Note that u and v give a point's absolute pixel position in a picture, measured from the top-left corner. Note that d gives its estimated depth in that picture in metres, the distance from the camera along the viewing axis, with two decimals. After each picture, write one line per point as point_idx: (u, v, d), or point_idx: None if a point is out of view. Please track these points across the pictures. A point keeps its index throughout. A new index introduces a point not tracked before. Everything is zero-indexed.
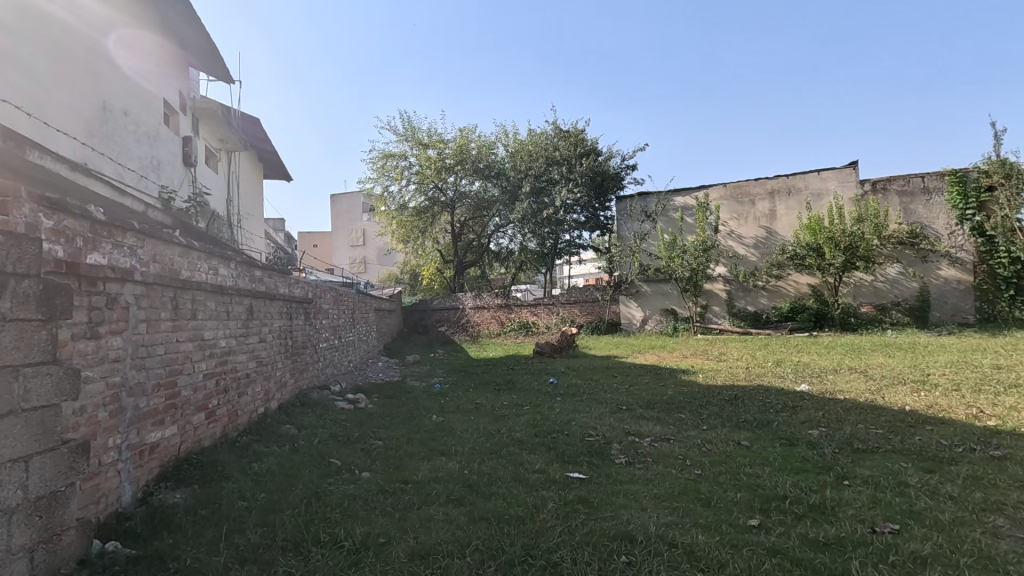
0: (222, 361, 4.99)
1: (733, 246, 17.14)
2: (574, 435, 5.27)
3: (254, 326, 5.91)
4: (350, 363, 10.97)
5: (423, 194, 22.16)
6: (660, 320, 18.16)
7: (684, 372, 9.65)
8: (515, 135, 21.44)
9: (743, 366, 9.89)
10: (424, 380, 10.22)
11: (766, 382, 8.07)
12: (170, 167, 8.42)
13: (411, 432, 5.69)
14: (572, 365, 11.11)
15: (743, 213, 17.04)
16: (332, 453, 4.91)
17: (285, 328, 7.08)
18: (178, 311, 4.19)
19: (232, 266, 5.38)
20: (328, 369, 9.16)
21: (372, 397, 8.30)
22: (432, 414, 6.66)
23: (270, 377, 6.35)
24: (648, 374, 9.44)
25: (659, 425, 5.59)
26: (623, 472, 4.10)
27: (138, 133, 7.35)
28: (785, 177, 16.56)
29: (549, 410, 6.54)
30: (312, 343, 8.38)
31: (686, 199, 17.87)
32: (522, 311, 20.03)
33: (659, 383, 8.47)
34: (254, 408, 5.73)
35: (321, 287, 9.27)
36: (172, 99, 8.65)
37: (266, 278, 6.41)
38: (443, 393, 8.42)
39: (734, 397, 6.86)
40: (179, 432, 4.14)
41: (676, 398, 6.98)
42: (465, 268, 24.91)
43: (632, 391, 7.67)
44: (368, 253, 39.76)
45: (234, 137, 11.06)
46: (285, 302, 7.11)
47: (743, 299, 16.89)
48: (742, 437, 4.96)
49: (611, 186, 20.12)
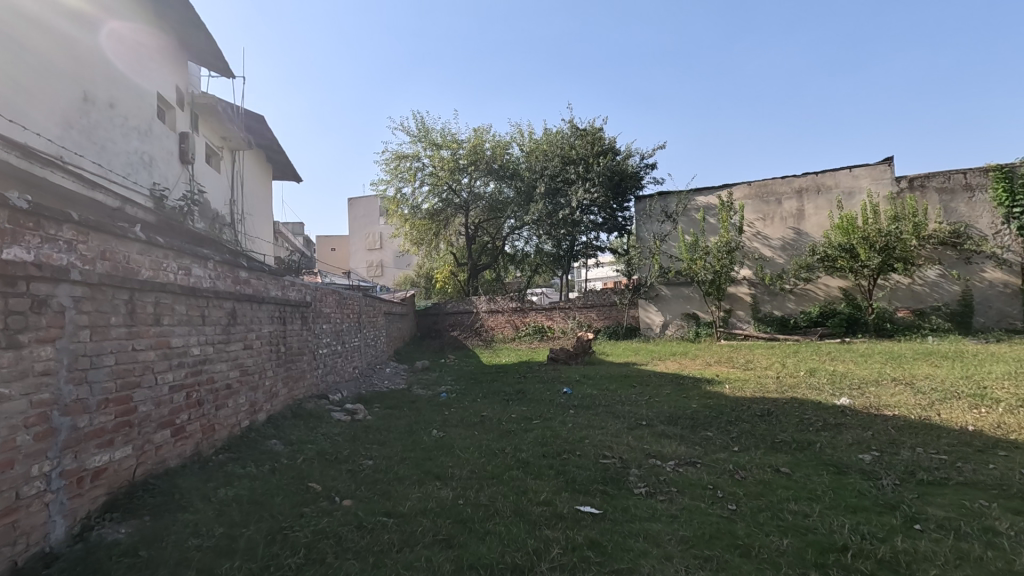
0: (195, 371, 4.51)
1: (758, 247, 16.33)
2: (588, 457, 4.65)
3: (237, 333, 5.43)
4: (355, 369, 10.52)
5: (437, 195, 21.74)
6: (680, 326, 17.39)
7: (708, 381, 8.95)
8: (531, 135, 20.89)
9: (773, 375, 9.15)
10: (430, 388, 9.70)
11: (801, 394, 7.36)
12: (163, 164, 8.05)
13: (406, 449, 5.15)
14: (588, 373, 10.48)
15: (769, 213, 16.22)
16: (314, 475, 4.38)
17: (277, 334, 6.61)
18: (136, 316, 3.71)
19: (211, 266, 4.91)
20: (328, 377, 8.70)
21: (373, 407, 7.80)
22: (433, 429, 6.11)
23: (258, 387, 5.88)
24: (669, 384, 8.78)
25: (683, 445, 4.97)
26: (643, 507, 3.47)
27: (125, 128, 6.96)
28: (814, 175, 15.70)
29: (559, 426, 5.94)
30: (310, 349, 7.93)
31: (709, 199, 17.09)
32: (538, 315, 19.46)
33: (681, 394, 7.81)
34: (235, 422, 5.24)
35: (322, 290, 8.81)
36: (167, 94, 8.28)
37: (253, 280, 5.92)
38: (448, 403, 7.88)
39: (766, 412, 6.18)
40: (135, 454, 3.64)
41: (701, 413, 6.33)
42: (480, 271, 24.42)
43: (652, 404, 7.03)
44: (384, 257, 39.55)
45: (237, 135, 10.71)
46: (278, 306, 6.64)
47: (770, 304, 16.05)
48: (781, 462, 4.30)
49: (629, 185, 19.40)
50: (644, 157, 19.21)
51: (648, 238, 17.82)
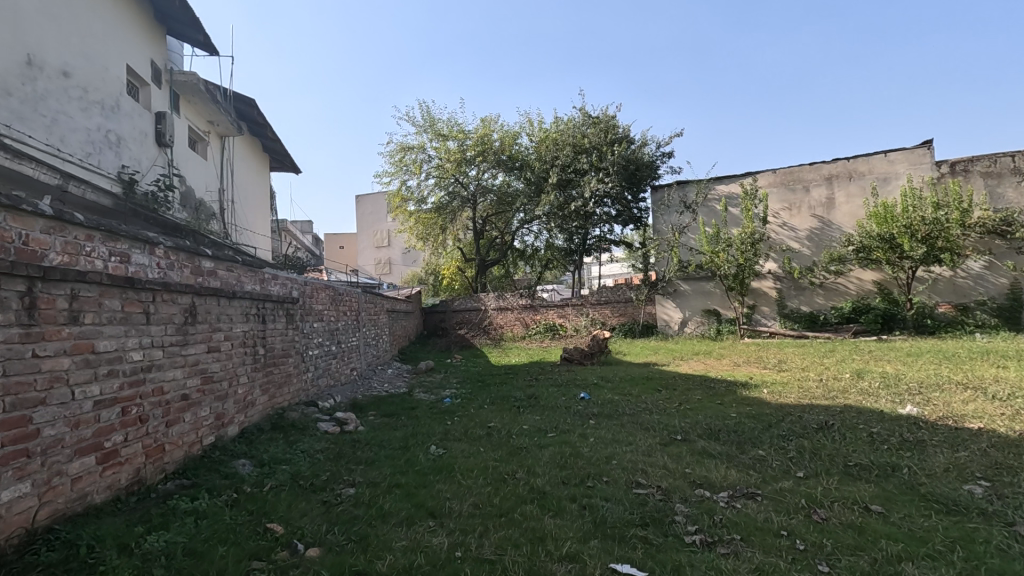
0: (134, 381, 3.68)
1: (784, 239, 15.28)
2: (619, 488, 3.76)
3: (198, 333, 4.60)
4: (353, 371, 9.72)
5: (444, 188, 20.98)
6: (700, 323, 16.43)
7: (743, 385, 7.99)
8: (540, 124, 19.98)
9: (815, 379, 8.18)
10: (434, 392, 8.84)
11: (856, 401, 6.42)
12: (135, 145, 7.24)
13: (397, 473, 4.28)
14: (606, 376, 9.56)
15: (795, 202, 15.16)
16: (279, 510, 3.54)
17: (254, 334, 5.78)
18: (37, 314, 2.87)
19: (160, 253, 4.07)
20: (320, 381, 7.89)
21: (368, 416, 6.97)
22: (432, 444, 5.26)
23: (227, 396, 5.05)
24: (699, 387, 7.86)
25: (733, 469, 4.07)
26: (701, 567, 2.59)
27: (83, 101, 6.17)
28: (846, 161, 14.64)
29: (579, 442, 5.06)
30: (298, 350, 7.10)
31: (730, 187, 16.09)
32: (549, 312, 18.62)
33: (715, 400, 6.87)
34: (193, 440, 4.41)
35: (314, 285, 7.98)
36: (140, 68, 7.48)
37: (221, 271, 5.08)
38: (451, 411, 7.02)
39: (824, 423, 5.26)
40: (35, 492, 2.80)
41: (745, 425, 5.39)
42: (489, 267, 23.56)
43: (686, 413, 6.13)
44: (392, 254, 38.85)
45: (224, 118, 9.91)
46: (254, 302, 5.81)
47: (797, 299, 15.03)
48: (866, 496, 3.40)
49: (645, 175, 18.37)
50: (660, 145, 18.22)
51: (666, 230, 16.82)
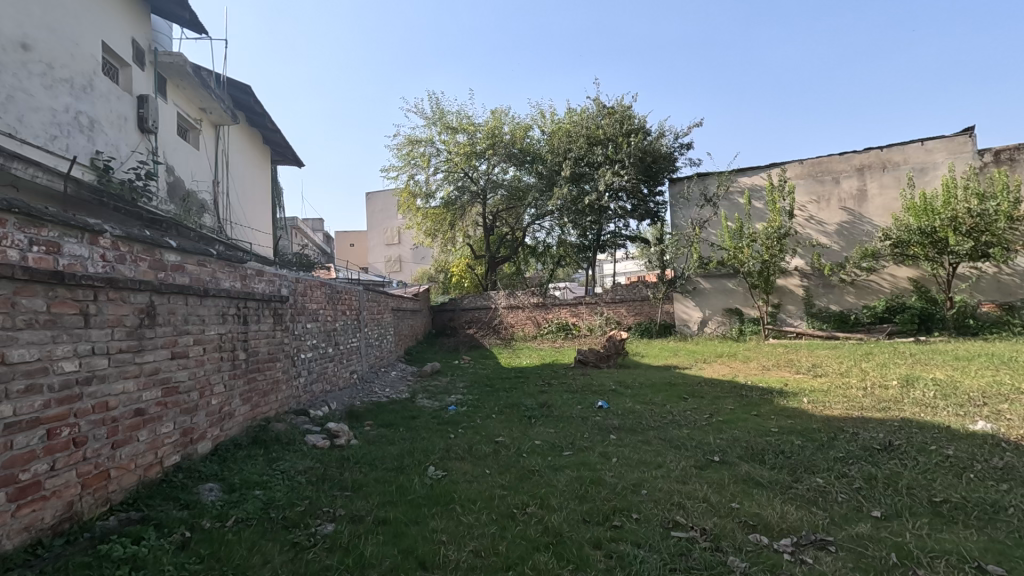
0: (65, 397, 3.03)
1: (812, 234, 14.39)
2: (654, 531, 3.06)
3: (159, 337, 3.97)
4: (352, 374, 9.08)
5: (453, 183, 20.37)
6: (721, 322, 15.63)
7: (780, 393, 7.23)
8: (553, 115, 19.24)
9: (859, 386, 7.39)
10: (438, 398, 8.18)
11: (916, 414, 5.66)
12: (111, 129, 6.64)
13: (387, 504, 3.62)
14: (624, 381, 8.84)
15: (824, 194, 14.26)
16: (236, 557, 2.88)
17: (233, 338, 5.14)
18: None
19: (105, 243, 3.43)
20: (314, 387, 7.27)
21: (363, 426, 6.32)
22: (430, 464, 4.58)
23: (196, 409, 4.42)
24: (730, 395, 7.11)
25: (791, 505, 3.35)
26: None
27: (47, 79, 5.59)
28: (879, 150, 13.73)
29: (600, 465, 4.35)
30: (287, 354, 6.47)
31: (753, 179, 15.24)
32: (562, 312, 17.93)
33: (749, 412, 6.13)
34: (151, 462, 3.78)
35: (308, 282, 7.35)
36: (118, 45, 6.88)
37: (190, 266, 4.45)
38: (455, 421, 6.36)
39: (886, 442, 4.52)
40: None
41: (793, 444, 4.65)
42: (499, 264, 22.88)
43: (719, 428, 5.40)
44: (403, 252, 38.36)
45: (216, 105, 9.30)
46: (233, 301, 5.16)
47: (826, 297, 14.16)
48: (976, 550, 2.67)
49: (662, 167, 17.55)
50: (678, 136, 17.38)
51: (685, 224, 16.01)
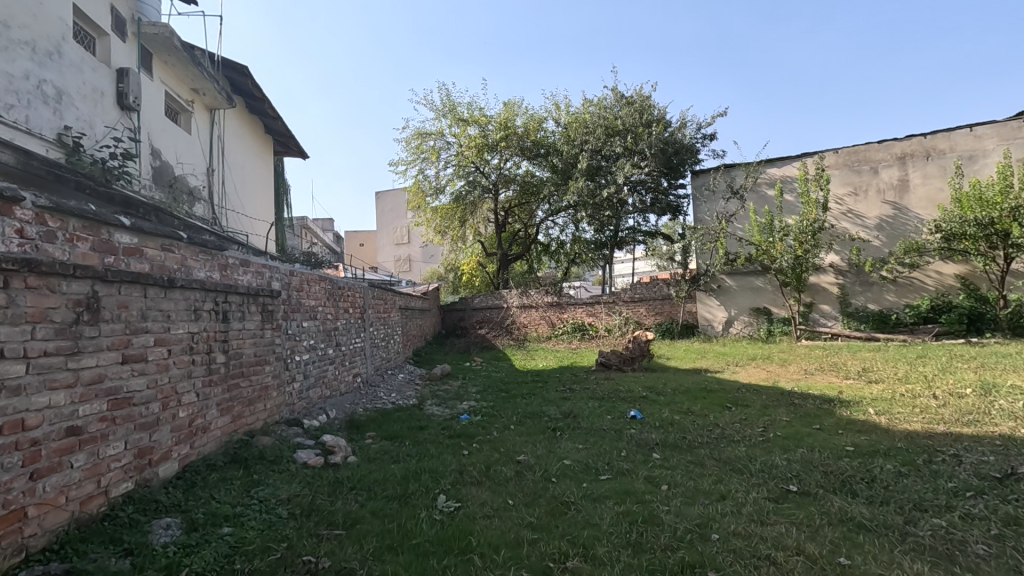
0: None
1: (848, 228, 13.43)
2: None
3: (105, 336, 3.19)
4: (355, 378, 8.32)
5: (463, 177, 19.61)
6: (748, 323, 14.69)
7: (839, 401, 6.35)
8: (568, 106, 18.39)
9: (927, 394, 6.49)
10: (449, 405, 7.40)
11: (1017, 429, 4.77)
12: (83, 103, 5.90)
13: (386, 553, 2.83)
14: (654, 387, 7.98)
15: (861, 185, 13.31)
16: None
17: (210, 338, 4.37)
18: None
19: (25, 216, 2.67)
20: (311, 393, 6.51)
21: (364, 439, 5.54)
22: (441, 492, 3.78)
23: (157, 425, 3.64)
24: (782, 404, 6.24)
25: (923, 564, 2.52)
26: None
27: (2, 40, 4.85)
28: (923, 137, 12.75)
29: (649, 496, 3.53)
30: (279, 357, 5.69)
31: (784, 170, 14.29)
32: (578, 312, 17.11)
33: (811, 425, 5.26)
34: (92, 494, 3.01)
35: (305, 276, 6.57)
36: (95, 11, 6.17)
37: (152, 252, 3.69)
38: (469, 434, 5.56)
39: (1006, 468, 3.65)
40: None
41: (885, 468, 3.80)
42: (511, 262, 22.11)
43: (781, 447, 4.55)
44: (412, 251, 37.64)
45: (208, 85, 8.57)
46: (209, 295, 4.40)
47: (863, 296, 13.21)
48: None
49: (684, 159, 16.64)
50: (701, 126, 16.47)
51: (710, 219, 15.08)
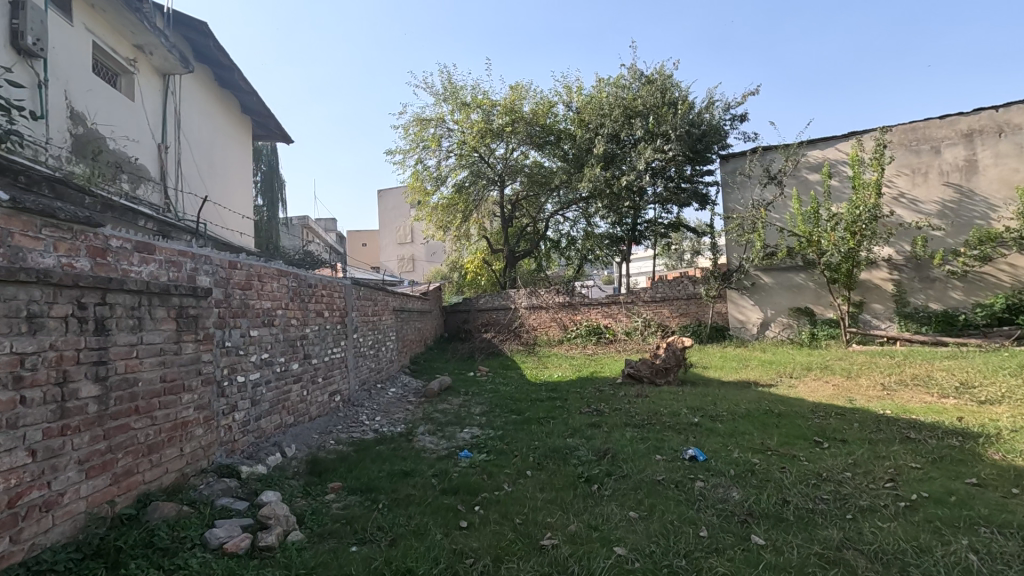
0: None
1: (904, 215, 11.78)
2: None
3: None
4: (332, 397, 6.75)
5: (466, 167, 18.11)
6: (787, 325, 13.03)
7: (969, 434, 4.69)
8: (580, 88, 16.78)
9: None
10: (446, 434, 5.82)
11: None
12: None
13: None
14: (702, 408, 6.35)
15: (919, 167, 11.66)
16: None
17: (66, 361, 2.80)
18: None
19: None
20: (263, 423, 4.94)
21: (323, 496, 3.97)
22: None
23: None
24: (894, 440, 4.61)
25: None
26: None
27: None
28: (995, 111, 11.06)
29: None
30: (208, 380, 4.13)
31: (828, 153, 12.66)
32: (592, 313, 15.52)
33: (961, 478, 3.64)
34: None
35: (254, 270, 5.01)
36: None
37: None
38: (470, 486, 3.98)
39: None
40: None
41: None
42: (519, 260, 20.47)
43: (946, 525, 2.95)
44: (416, 250, 36.19)
45: (152, 38, 7.02)
46: (66, 293, 2.83)
47: (923, 293, 11.53)
48: None
49: (711, 142, 14.85)
50: (729, 107, 14.81)
51: (743, 207, 13.45)
